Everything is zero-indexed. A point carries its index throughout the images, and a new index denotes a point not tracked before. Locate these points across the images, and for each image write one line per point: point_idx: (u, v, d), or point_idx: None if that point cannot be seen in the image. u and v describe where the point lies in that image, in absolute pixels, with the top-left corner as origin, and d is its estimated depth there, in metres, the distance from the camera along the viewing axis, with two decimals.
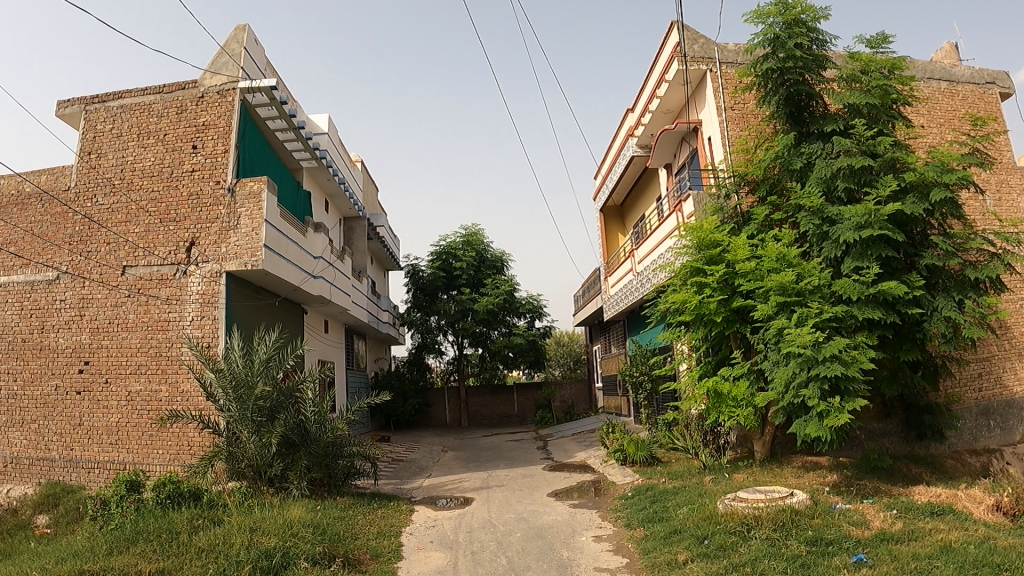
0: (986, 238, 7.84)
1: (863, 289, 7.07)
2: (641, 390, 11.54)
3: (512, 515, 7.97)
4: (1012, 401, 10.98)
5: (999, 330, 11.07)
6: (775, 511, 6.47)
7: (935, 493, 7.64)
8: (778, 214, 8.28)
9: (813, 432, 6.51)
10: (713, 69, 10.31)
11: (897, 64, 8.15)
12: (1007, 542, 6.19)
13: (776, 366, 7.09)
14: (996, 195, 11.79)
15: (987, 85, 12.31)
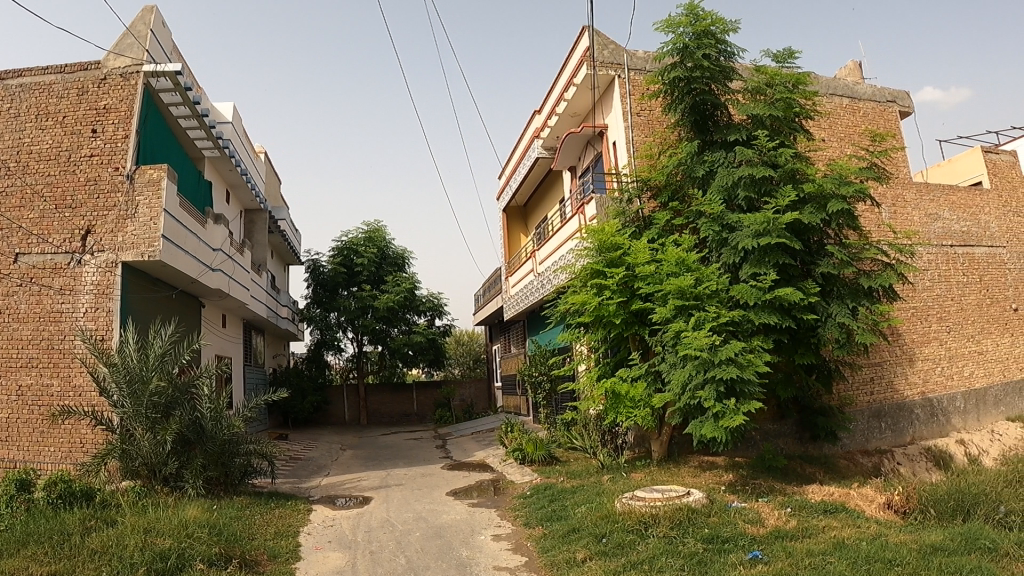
0: (879, 249, 8.19)
1: (760, 294, 7.27)
2: (540, 390, 11.56)
3: (411, 514, 7.91)
4: (902, 404, 11.51)
5: (891, 337, 11.63)
6: (673, 509, 6.59)
7: (829, 492, 7.92)
8: (679, 219, 8.46)
9: (708, 433, 6.64)
10: (621, 74, 10.43)
11: (802, 79, 8.36)
12: (898, 538, 6.51)
13: (674, 368, 7.23)
14: (892, 208, 12.32)
15: (887, 103, 12.88)
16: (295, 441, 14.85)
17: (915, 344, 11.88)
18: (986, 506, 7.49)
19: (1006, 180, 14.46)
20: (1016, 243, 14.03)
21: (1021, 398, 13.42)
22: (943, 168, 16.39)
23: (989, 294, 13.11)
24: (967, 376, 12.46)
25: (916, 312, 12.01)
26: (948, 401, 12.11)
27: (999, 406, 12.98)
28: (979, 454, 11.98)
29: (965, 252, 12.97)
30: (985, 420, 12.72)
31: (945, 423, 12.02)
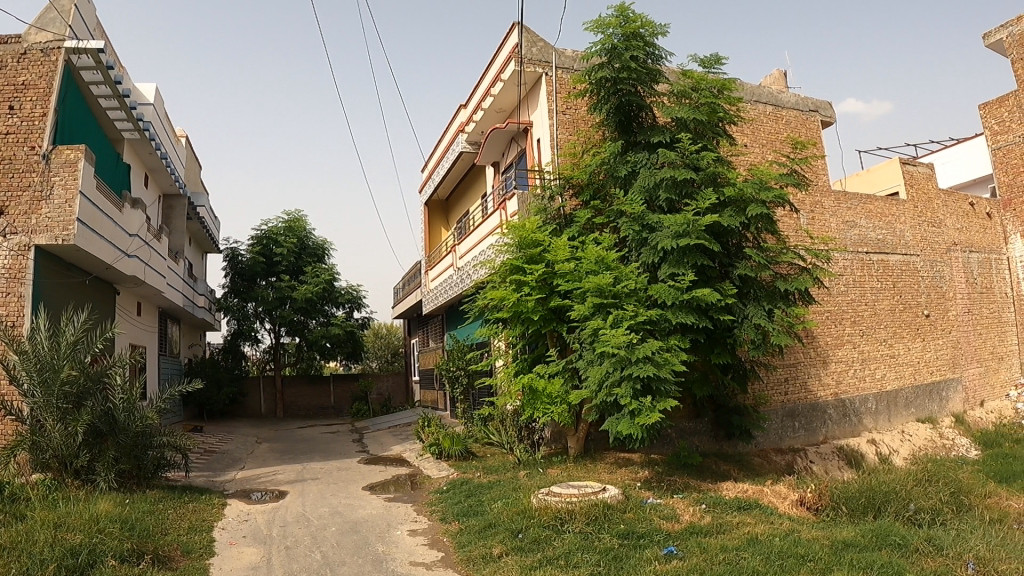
0: (796, 253, 8.47)
1: (677, 294, 7.39)
2: (457, 385, 11.31)
3: (327, 509, 7.81)
4: (815, 404, 11.85)
5: (806, 339, 11.95)
6: (589, 505, 6.66)
7: (743, 489, 8.11)
8: (600, 218, 8.57)
9: (624, 430, 6.72)
10: (548, 72, 10.47)
11: (726, 84, 8.51)
12: (809, 534, 6.71)
13: (591, 365, 7.29)
14: (810, 214, 12.65)
15: (810, 112, 13.28)
16: (211, 433, 14.52)
17: (829, 346, 12.25)
18: (897, 504, 7.56)
19: (921, 191, 14.99)
20: (928, 252, 14.62)
21: (930, 400, 14.00)
22: (863, 177, 16.95)
23: (901, 300, 13.69)
24: (878, 379, 12.95)
25: (830, 316, 12.38)
26: (860, 403, 12.56)
27: (909, 408, 13.51)
28: (890, 454, 12.43)
29: (879, 259, 13.44)
30: (895, 421, 13.21)
31: (857, 423, 12.45)
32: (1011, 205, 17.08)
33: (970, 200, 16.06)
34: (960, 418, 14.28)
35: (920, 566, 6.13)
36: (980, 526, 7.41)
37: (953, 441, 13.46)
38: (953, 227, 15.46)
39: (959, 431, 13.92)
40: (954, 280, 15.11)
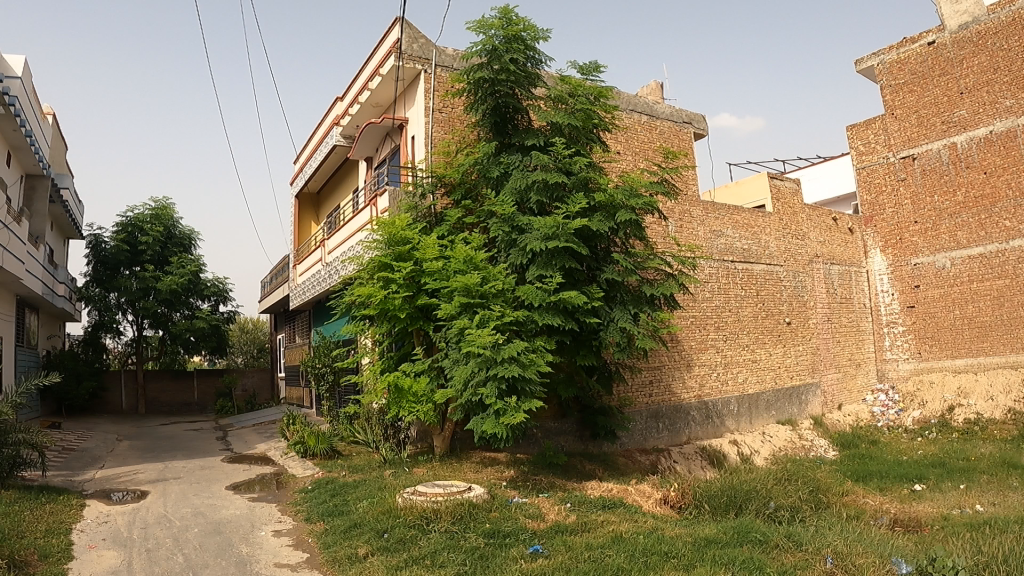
0: (662, 260, 8.90)
1: (545, 296, 7.58)
2: (323, 382, 11.45)
3: (189, 510, 7.59)
4: (679, 406, 12.24)
5: (670, 343, 12.22)
6: (454, 504, 6.72)
7: (608, 488, 8.36)
8: (470, 218, 8.72)
9: (489, 429, 6.85)
10: (428, 69, 10.60)
11: (602, 92, 8.78)
12: (672, 532, 6.93)
13: (457, 364, 7.44)
14: (678, 223, 12.99)
15: (684, 124, 13.78)
16: (69, 430, 13.85)
17: (692, 350, 12.65)
18: (757, 502, 7.85)
19: (787, 205, 15.75)
20: (792, 263, 15.42)
21: (790, 404, 14.72)
22: (733, 189, 17.94)
23: (764, 308, 14.37)
24: (739, 382, 13.56)
25: (694, 321, 12.80)
26: (722, 405, 13.08)
27: (770, 411, 14.14)
28: (751, 454, 12.96)
29: (744, 268, 14.06)
30: (757, 423, 13.80)
31: (719, 425, 12.95)
32: (872, 221, 19.21)
33: (834, 215, 16.87)
34: (818, 421, 15.07)
35: (780, 560, 6.42)
36: (836, 522, 7.81)
37: (812, 443, 14.14)
38: (817, 240, 16.30)
39: (817, 433, 14.68)
40: (815, 291, 15.92)
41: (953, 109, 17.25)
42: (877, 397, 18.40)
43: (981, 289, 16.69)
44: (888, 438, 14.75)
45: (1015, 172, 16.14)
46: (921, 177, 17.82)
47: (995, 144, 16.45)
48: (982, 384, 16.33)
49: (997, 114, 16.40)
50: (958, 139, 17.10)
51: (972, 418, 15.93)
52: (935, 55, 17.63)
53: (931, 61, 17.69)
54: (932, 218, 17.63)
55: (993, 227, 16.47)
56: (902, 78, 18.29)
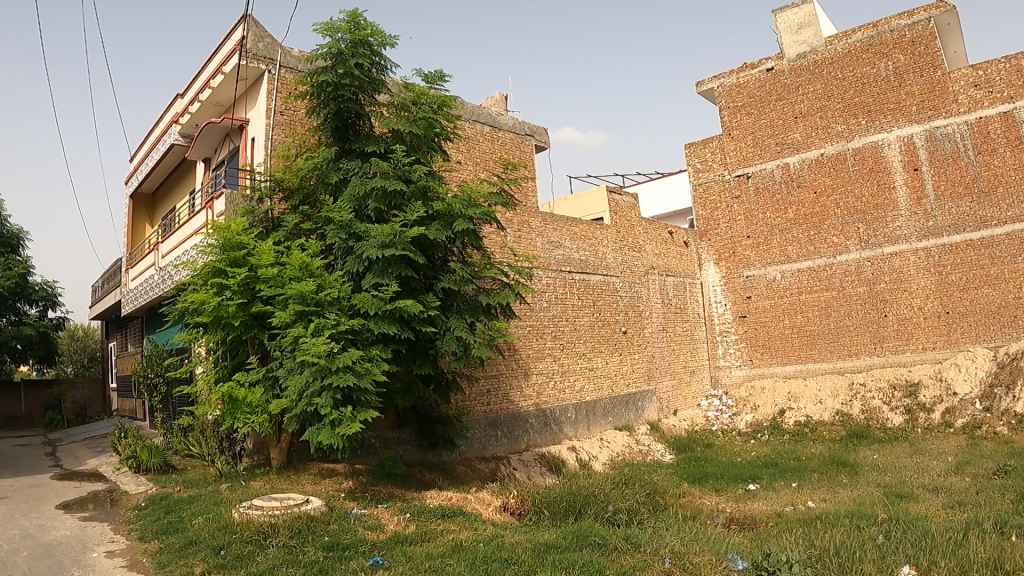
0: (499, 270, 9.30)
1: (381, 304, 7.70)
2: (156, 393, 11.02)
3: (14, 532, 7.05)
4: (517, 414, 12.44)
5: (507, 352, 12.36)
6: (292, 518, 6.59)
7: (448, 497, 8.49)
8: (308, 224, 8.63)
9: (325, 440, 7.02)
10: (272, 69, 10.47)
11: (445, 102, 9.13)
12: (511, 538, 7.06)
13: (291, 374, 7.44)
14: (517, 233, 13.25)
15: (525, 136, 14.21)
16: None
17: (530, 359, 12.86)
18: (596, 506, 8.16)
19: (624, 218, 16.37)
20: (628, 274, 16.05)
21: (627, 410, 15.30)
22: (569, 202, 18.90)
23: (600, 317, 14.87)
24: (577, 390, 13.98)
25: (532, 331, 12.97)
26: (561, 412, 13.43)
27: (607, 417, 14.66)
28: (589, 459, 13.35)
29: (581, 279, 14.49)
30: (594, 429, 14.28)
31: (558, 432, 13.29)
32: (706, 235, 20.16)
33: (669, 230, 17.80)
34: (654, 426, 15.76)
35: (620, 562, 6.63)
36: (673, 523, 8.15)
37: (648, 447, 14.74)
38: (652, 253, 17.09)
39: (653, 438, 15.34)
40: (651, 301, 16.78)
41: (786, 132, 18.57)
42: (711, 402, 19.36)
43: (810, 300, 18.09)
44: (721, 441, 15.82)
45: (843, 193, 17.61)
46: (755, 195, 19.03)
47: (825, 166, 17.88)
48: (811, 389, 17.62)
49: (828, 138, 17.84)
50: (791, 160, 18.41)
51: (803, 421, 17.13)
52: (772, 80, 18.86)
53: (768, 86, 18.91)
54: (764, 234, 18.87)
55: (821, 243, 17.91)
56: (740, 101, 19.42)
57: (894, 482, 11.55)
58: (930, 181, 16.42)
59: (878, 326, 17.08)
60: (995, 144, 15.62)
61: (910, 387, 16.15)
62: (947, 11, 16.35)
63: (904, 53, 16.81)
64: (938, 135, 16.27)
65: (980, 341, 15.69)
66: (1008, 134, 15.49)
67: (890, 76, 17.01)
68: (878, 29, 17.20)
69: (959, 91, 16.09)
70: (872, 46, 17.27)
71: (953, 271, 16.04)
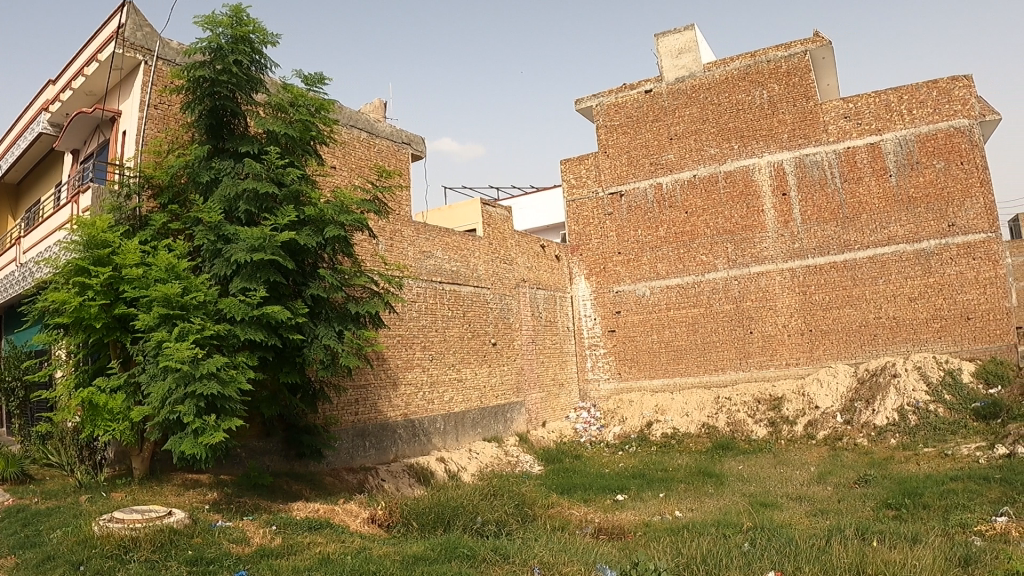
0: (369, 278, 9.16)
1: (248, 310, 7.50)
2: (12, 398, 10.26)
3: None
4: (385, 424, 12.28)
5: (376, 362, 12.16)
6: (154, 531, 6.24)
7: (315, 508, 8.31)
8: (176, 224, 8.23)
9: (187, 450, 6.85)
10: (148, 61, 9.97)
11: (323, 105, 8.99)
12: (379, 550, 6.95)
13: (154, 380, 7.14)
14: (389, 242, 13.07)
15: (402, 144, 14.15)
16: None
17: (398, 368, 12.72)
18: (465, 517, 8.15)
19: (496, 231, 16.52)
20: (498, 287, 16.19)
21: (495, 421, 15.40)
22: (444, 213, 19.26)
23: (470, 328, 14.94)
24: (445, 401, 13.93)
25: (400, 340, 12.88)
26: (429, 423, 13.37)
27: (475, 429, 14.71)
28: (457, 470, 13.28)
29: (451, 289, 14.53)
30: (463, 440, 14.29)
31: (426, 442, 13.20)
32: (578, 250, 20.38)
33: (541, 244, 18.47)
34: (523, 438, 15.96)
35: (489, 573, 6.60)
36: (541, 534, 8.21)
37: (517, 458, 14.87)
38: (524, 266, 17.44)
39: (521, 449, 15.52)
40: (520, 313, 17.02)
41: (660, 153, 19.28)
42: (580, 415, 19.40)
43: (678, 316, 18.76)
44: (588, 452, 16.14)
45: (713, 213, 18.52)
46: (627, 212, 19.58)
47: (697, 187, 18.73)
48: (677, 403, 18.13)
49: (701, 159, 18.70)
50: (664, 180, 19.13)
51: (670, 433, 17.44)
52: (651, 102, 19.48)
53: (646, 108, 19.53)
54: (635, 251, 19.43)
55: (689, 261, 18.69)
56: (617, 120, 19.94)
57: (758, 491, 12.09)
58: (797, 206, 17.66)
59: (744, 342, 17.99)
60: (861, 172, 17.07)
61: (773, 401, 17.03)
62: (822, 46, 17.54)
63: (779, 82, 17.96)
64: (807, 161, 17.56)
65: (840, 357, 17.04)
66: (874, 164, 16.96)
67: (763, 104, 18.12)
68: (755, 59, 18.23)
69: (829, 121, 17.45)
70: (748, 75, 18.31)
71: (817, 291, 17.31)
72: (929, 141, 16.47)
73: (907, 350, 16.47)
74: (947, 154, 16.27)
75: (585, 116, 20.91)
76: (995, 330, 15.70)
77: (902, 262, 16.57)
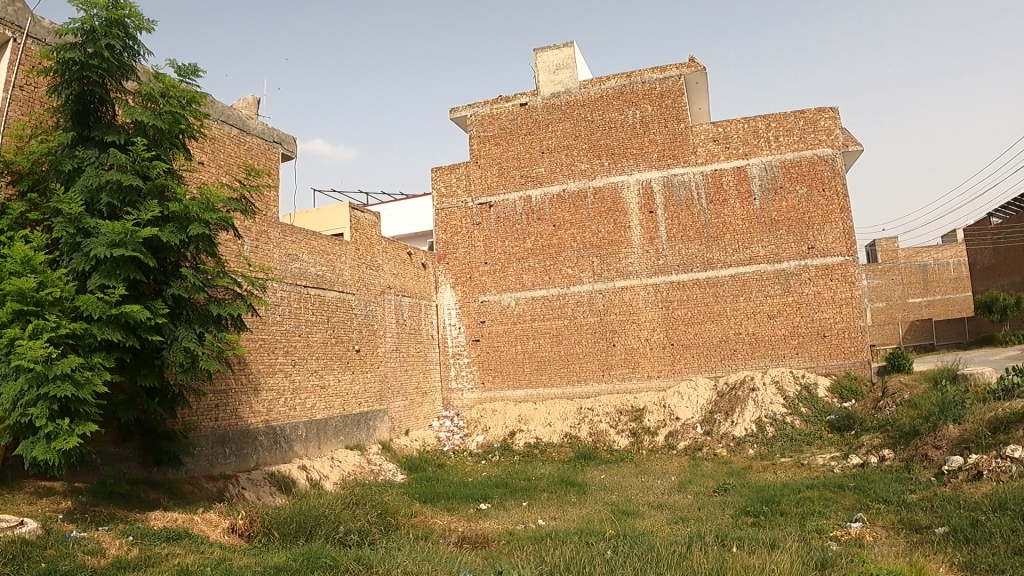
0: (232, 279, 9.03)
1: (106, 308, 7.33)
2: None
3: None
4: (246, 431, 12.09)
5: (236, 366, 12.03)
6: (6, 544, 6.04)
7: (173, 518, 8.27)
8: (34, 214, 7.95)
9: (39, 455, 6.68)
10: (19, 39, 9.50)
11: (195, 98, 8.96)
12: (239, 561, 6.93)
13: (3, 380, 6.89)
14: (254, 242, 12.95)
15: (273, 143, 14.05)
16: None
17: (260, 373, 12.59)
18: (326, 527, 8.23)
19: (364, 236, 16.60)
20: (363, 292, 16.24)
21: (358, 429, 15.42)
22: (310, 215, 19.11)
23: (333, 334, 14.92)
24: (307, 408, 13.86)
25: (262, 344, 12.75)
26: (291, 430, 13.26)
27: (338, 436, 14.69)
28: (319, 478, 13.19)
29: (315, 294, 14.47)
30: (325, 448, 14.22)
31: (287, 450, 13.08)
32: (444, 259, 20.43)
33: (408, 251, 18.69)
34: (385, 446, 16.05)
35: None
36: (404, 543, 8.33)
37: (379, 467, 14.94)
38: (390, 272, 17.59)
39: (384, 457, 15.61)
40: (385, 320, 17.11)
41: (531, 166, 19.91)
42: (444, 423, 19.34)
43: (542, 327, 19.38)
44: (451, 462, 16.52)
45: (580, 228, 19.35)
46: (495, 223, 20.03)
47: (566, 201, 19.51)
48: (540, 413, 18.65)
49: (571, 174, 19.50)
50: (533, 193, 19.79)
51: (533, 442, 17.85)
52: (525, 115, 20.09)
53: (520, 120, 20.11)
54: (501, 261, 19.91)
55: (556, 273, 19.40)
56: (490, 132, 20.35)
57: (619, 500, 12.67)
58: (663, 223, 18.75)
59: (606, 354, 18.85)
60: (726, 195, 18.35)
61: (635, 412, 17.88)
62: (697, 72, 18.81)
63: (653, 103, 19.02)
64: (675, 181, 18.71)
65: (701, 371, 18.14)
66: (739, 187, 18.30)
67: (636, 123, 19.11)
68: (631, 79, 19.18)
69: (699, 143, 18.68)
70: (623, 95, 19.27)
71: (680, 306, 18.40)
72: (794, 167, 18.01)
73: (765, 365, 17.78)
74: (810, 181, 17.87)
75: (459, 126, 21.17)
76: (850, 347, 17.30)
77: (763, 281, 17.89)
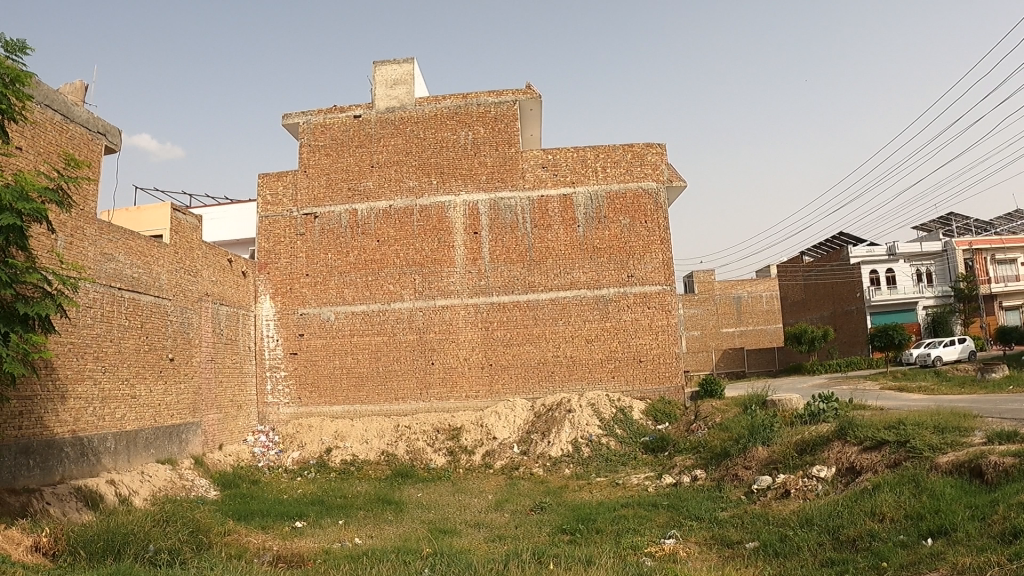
0: (43, 277, 8.67)
1: None
2: None
3: None
4: (52, 442, 11.52)
5: (43, 371, 11.42)
6: None
7: None
8: None
9: None
10: None
11: (20, 78, 8.53)
12: None
13: None
14: (69, 238, 12.31)
15: (96, 134, 13.50)
16: None
17: (68, 380, 12.03)
18: (136, 546, 8.15)
19: (184, 239, 16.18)
20: (180, 298, 15.81)
21: (170, 443, 14.96)
22: (133, 214, 18.46)
23: (146, 341, 14.44)
24: (117, 419, 13.32)
25: (71, 349, 12.18)
26: (99, 441, 12.72)
27: (148, 449, 14.20)
28: (128, 494, 12.65)
29: (130, 297, 13.98)
30: (134, 462, 13.70)
31: (95, 463, 12.51)
32: (266, 268, 20.15)
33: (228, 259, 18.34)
34: (198, 461, 15.66)
35: None
36: (216, 562, 8.26)
37: (191, 482, 14.56)
38: (209, 279, 17.20)
39: (197, 473, 15.20)
40: (200, 328, 16.69)
41: (360, 179, 20.16)
42: (258, 438, 18.96)
43: (360, 342, 19.58)
44: (266, 478, 16.40)
45: (404, 245, 19.81)
46: (318, 235, 20.06)
47: (392, 217, 19.90)
48: (357, 429, 18.79)
49: (399, 191, 19.94)
50: (359, 207, 20.03)
51: (349, 459, 17.97)
52: (358, 127, 20.32)
53: (353, 133, 20.30)
54: (323, 274, 19.94)
55: (377, 289, 19.73)
56: (321, 141, 20.36)
57: (437, 518, 13.17)
58: (486, 245, 19.66)
59: (424, 372, 19.37)
60: (551, 221, 19.60)
61: (452, 432, 18.45)
62: (532, 98, 20.00)
63: (486, 126, 19.91)
64: (501, 205, 19.70)
65: (518, 393, 19.14)
66: (563, 214, 19.61)
67: (467, 144, 19.93)
68: (467, 101, 20.00)
69: (528, 169, 19.81)
70: (458, 115, 20.02)
71: (499, 327, 19.34)
72: (618, 199, 19.62)
73: (581, 388, 19.08)
74: (632, 213, 19.57)
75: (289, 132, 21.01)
76: (664, 372, 19.02)
77: (582, 307, 19.28)
